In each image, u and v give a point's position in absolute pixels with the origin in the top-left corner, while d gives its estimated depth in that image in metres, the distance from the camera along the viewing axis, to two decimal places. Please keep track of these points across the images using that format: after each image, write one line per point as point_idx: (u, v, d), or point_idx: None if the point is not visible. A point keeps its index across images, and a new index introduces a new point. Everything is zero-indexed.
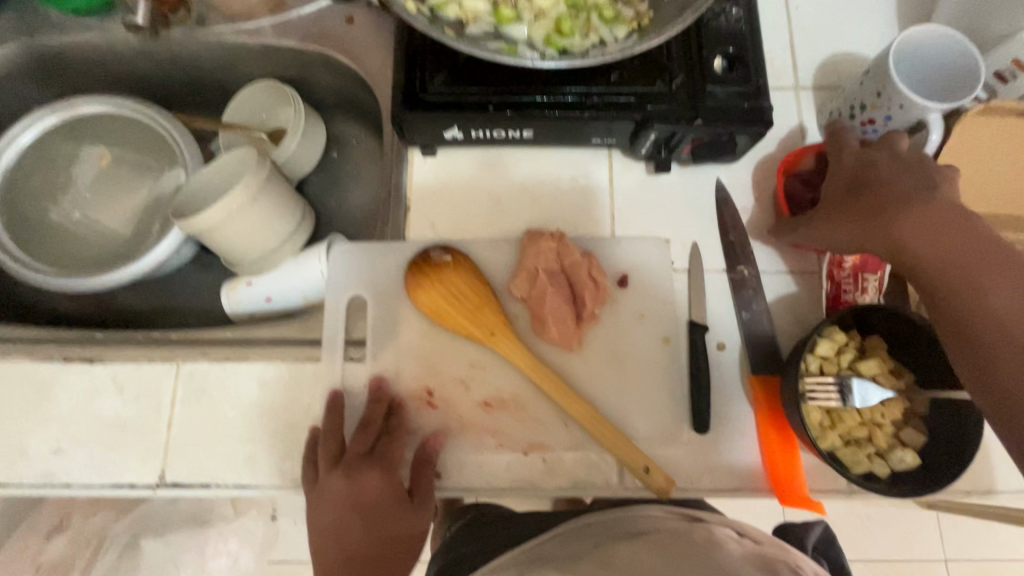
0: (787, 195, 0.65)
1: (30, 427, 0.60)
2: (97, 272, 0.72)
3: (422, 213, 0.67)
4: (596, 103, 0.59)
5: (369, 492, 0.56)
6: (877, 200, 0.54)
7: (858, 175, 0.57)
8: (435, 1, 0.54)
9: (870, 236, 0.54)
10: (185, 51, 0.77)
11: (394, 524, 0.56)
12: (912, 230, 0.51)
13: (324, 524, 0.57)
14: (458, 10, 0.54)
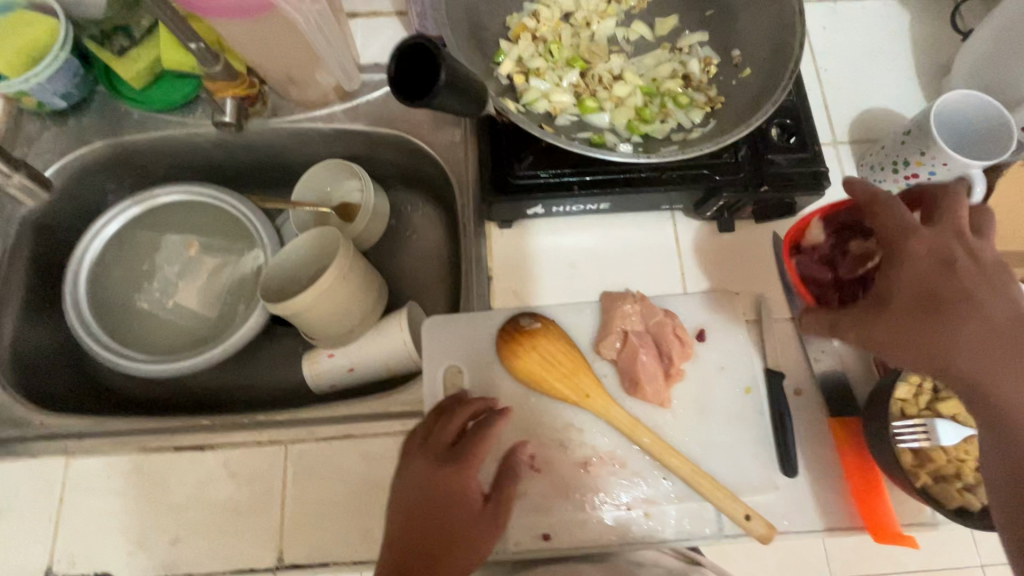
0: (806, 279, 0.64)
1: (149, 518, 0.62)
2: (186, 356, 0.74)
3: (505, 282, 0.71)
4: (670, 177, 0.65)
5: (450, 491, 0.56)
6: (953, 319, 0.48)
7: (933, 282, 0.49)
8: (527, 98, 0.59)
9: (933, 356, 0.48)
10: (259, 139, 0.81)
11: (464, 525, 0.55)
12: (982, 354, 0.47)
13: (400, 502, 0.56)
14: (547, 105, 0.59)
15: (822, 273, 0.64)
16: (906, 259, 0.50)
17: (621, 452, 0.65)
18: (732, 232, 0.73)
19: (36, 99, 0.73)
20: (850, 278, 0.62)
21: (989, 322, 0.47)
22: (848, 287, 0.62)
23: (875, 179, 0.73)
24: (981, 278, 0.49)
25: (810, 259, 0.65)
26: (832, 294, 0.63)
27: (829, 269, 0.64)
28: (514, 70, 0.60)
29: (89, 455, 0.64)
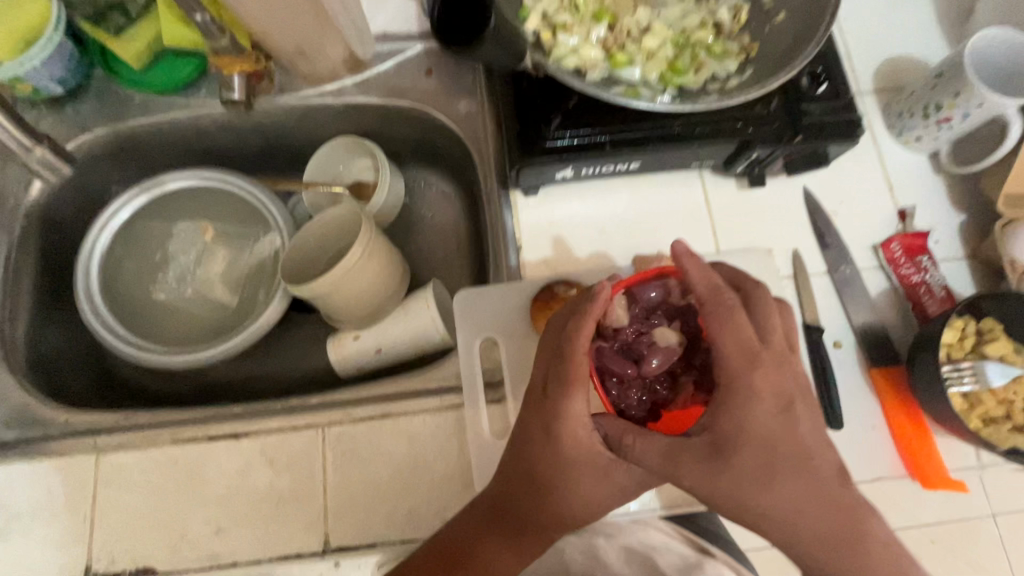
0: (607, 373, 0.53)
1: (189, 510, 0.60)
2: (209, 346, 0.72)
3: (534, 251, 0.70)
4: (703, 131, 0.63)
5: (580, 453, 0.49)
6: (757, 461, 0.46)
7: (733, 425, 0.46)
8: (556, 54, 0.57)
9: (714, 491, 0.46)
10: (268, 118, 0.78)
11: (593, 485, 0.50)
12: (800, 501, 0.46)
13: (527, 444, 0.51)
14: (577, 60, 0.57)
15: (625, 368, 0.52)
16: (750, 397, 0.46)
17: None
18: (763, 187, 0.72)
19: (32, 86, 0.69)
20: (653, 375, 0.52)
21: (817, 471, 0.46)
22: (644, 383, 0.53)
23: (904, 128, 0.72)
24: (779, 420, 0.46)
25: (611, 347, 0.53)
26: (631, 395, 0.53)
27: (630, 362, 0.53)
28: (540, 26, 0.58)
29: (120, 450, 0.62)
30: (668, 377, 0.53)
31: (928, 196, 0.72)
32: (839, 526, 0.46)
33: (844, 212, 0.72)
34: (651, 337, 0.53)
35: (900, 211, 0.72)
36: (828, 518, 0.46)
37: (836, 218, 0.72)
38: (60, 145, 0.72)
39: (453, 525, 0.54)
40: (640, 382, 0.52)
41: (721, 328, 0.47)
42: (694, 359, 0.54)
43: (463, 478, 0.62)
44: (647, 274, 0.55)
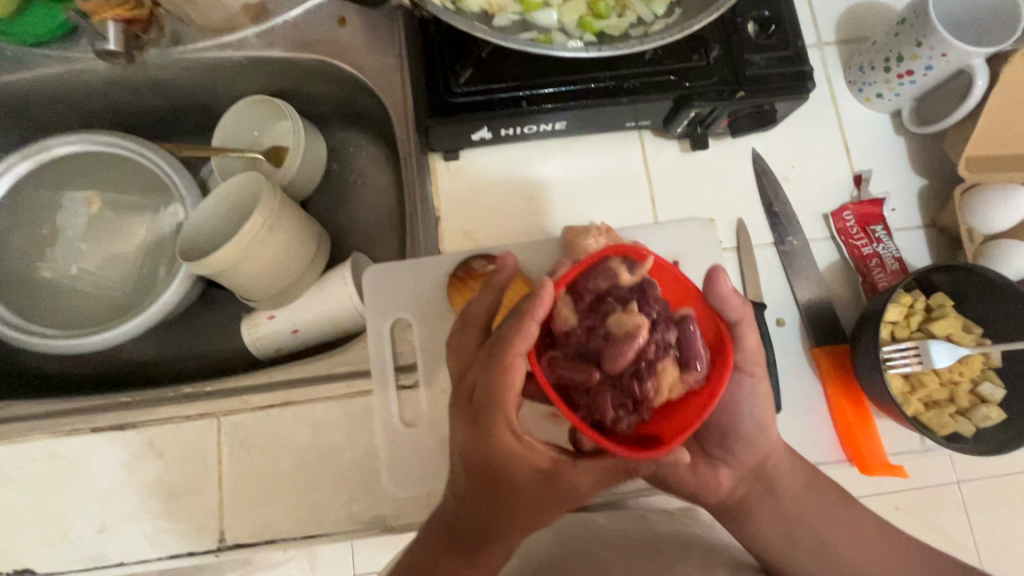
0: (563, 384, 0.42)
1: (69, 507, 0.56)
2: (106, 327, 0.66)
3: (454, 223, 0.63)
4: (633, 86, 0.56)
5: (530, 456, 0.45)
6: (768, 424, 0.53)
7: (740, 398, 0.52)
8: None
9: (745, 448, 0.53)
10: (162, 74, 0.69)
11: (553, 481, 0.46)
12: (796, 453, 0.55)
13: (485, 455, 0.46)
14: (482, 1, 0.50)
15: (583, 375, 0.42)
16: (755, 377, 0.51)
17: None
18: (707, 149, 0.65)
19: None
20: (626, 376, 0.41)
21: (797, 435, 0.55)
22: (617, 387, 0.42)
23: (864, 83, 0.65)
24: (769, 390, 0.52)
25: (563, 356, 0.44)
26: (605, 406, 0.41)
27: (590, 367, 0.42)
28: None
29: None
30: (645, 371, 0.41)
31: (887, 159, 0.66)
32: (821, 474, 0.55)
33: (796, 177, 0.66)
34: (605, 330, 0.43)
35: (855, 176, 0.66)
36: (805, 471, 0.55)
37: (786, 185, 0.66)
38: None
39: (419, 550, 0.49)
40: (610, 385, 0.42)
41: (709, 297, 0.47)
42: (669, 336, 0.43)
43: (370, 469, 0.58)
44: (589, 262, 0.46)
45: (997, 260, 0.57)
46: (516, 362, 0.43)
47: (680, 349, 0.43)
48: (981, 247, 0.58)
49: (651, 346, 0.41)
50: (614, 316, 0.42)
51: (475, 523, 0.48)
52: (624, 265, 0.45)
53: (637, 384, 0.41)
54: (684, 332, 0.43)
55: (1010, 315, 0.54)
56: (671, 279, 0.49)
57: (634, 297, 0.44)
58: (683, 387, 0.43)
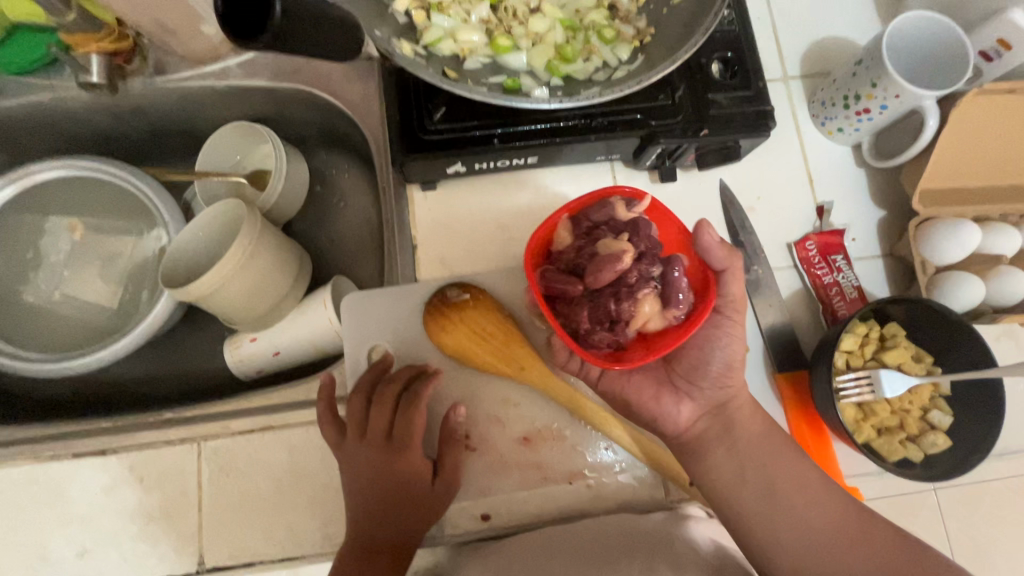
0: (550, 292, 0.50)
1: (49, 531, 0.57)
2: (89, 351, 0.67)
3: (431, 251, 0.65)
4: (602, 124, 0.58)
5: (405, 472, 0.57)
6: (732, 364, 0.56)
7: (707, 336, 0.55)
8: (428, 39, 0.51)
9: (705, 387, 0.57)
10: (146, 101, 0.71)
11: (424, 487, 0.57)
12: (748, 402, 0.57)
13: (373, 477, 0.57)
14: (453, 45, 0.52)
15: (568, 286, 0.49)
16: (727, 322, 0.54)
17: (559, 422, 0.61)
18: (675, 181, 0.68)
19: None
20: (604, 294, 0.48)
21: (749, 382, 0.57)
22: (596, 301, 0.48)
23: (826, 117, 0.68)
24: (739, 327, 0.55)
25: (557, 269, 0.51)
26: (580, 317, 0.48)
27: (579, 280, 0.49)
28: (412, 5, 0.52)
29: None
30: (624, 294, 0.47)
31: (848, 190, 0.69)
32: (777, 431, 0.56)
33: (761, 208, 0.68)
34: (594, 250, 0.49)
35: (818, 207, 0.68)
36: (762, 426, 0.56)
37: (752, 215, 0.68)
38: None
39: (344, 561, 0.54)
40: (590, 301, 0.48)
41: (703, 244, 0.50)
42: (651, 269, 0.48)
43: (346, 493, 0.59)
44: (595, 197, 0.53)
45: (951, 290, 0.59)
46: (420, 409, 0.57)
47: (663, 285, 0.48)
48: (934, 277, 0.61)
49: (634, 274, 0.47)
50: (603, 241, 0.49)
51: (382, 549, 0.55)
52: (623, 202, 0.52)
53: (614, 304, 0.47)
54: (669, 271, 0.49)
55: (958, 346, 0.57)
56: (668, 223, 0.55)
57: (627, 230, 0.50)
58: (656, 317, 0.48)
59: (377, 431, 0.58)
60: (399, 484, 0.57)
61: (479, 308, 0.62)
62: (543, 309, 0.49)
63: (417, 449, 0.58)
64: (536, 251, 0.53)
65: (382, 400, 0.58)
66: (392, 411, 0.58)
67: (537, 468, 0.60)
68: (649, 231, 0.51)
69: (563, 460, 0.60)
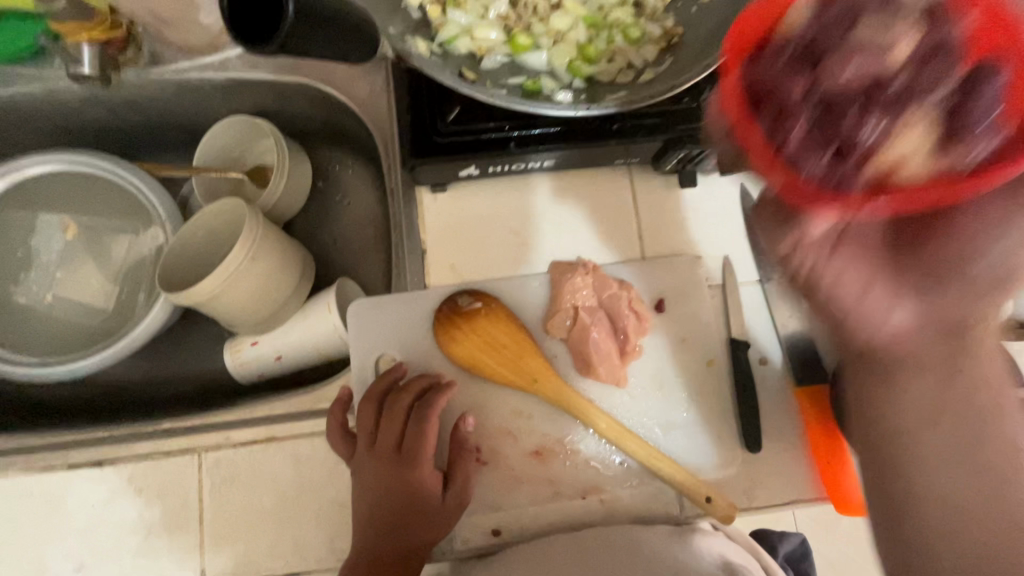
0: (743, 90, 0.32)
1: (46, 544, 0.55)
2: (82, 354, 0.64)
3: (441, 256, 0.63)
4: (624, 128, 0.55)
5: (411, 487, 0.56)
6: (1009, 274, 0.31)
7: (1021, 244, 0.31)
8: (444, 36, 0.48)
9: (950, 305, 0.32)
10: (141, 93, 0.67)
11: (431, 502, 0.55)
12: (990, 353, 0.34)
13: (379, 489, 0.56)
14: (470, 44, 0.49)
15: (779, 79, 0.32)
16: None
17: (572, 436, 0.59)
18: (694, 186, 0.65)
19: None
20: (837, 96, 0.31)
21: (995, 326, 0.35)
22: (822, 108, 0.31)
23: None
24: None
25: (771, 57, 0.33)
26: (789, 128, 0.30)
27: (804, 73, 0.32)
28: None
29: None
30: (870, 104, 0.30)
31: None
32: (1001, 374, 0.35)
33: None
34: (838, 30, 0.32)
35: None
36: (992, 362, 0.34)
37: None
38: None
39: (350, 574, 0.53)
40: (816, 104, 0.31)
41: None
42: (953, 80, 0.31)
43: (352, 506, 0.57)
44: None
45: None
46: (431, 424, 0.55)
47: (958, 103, 0.30)
48: None
49: (904, 78, 0.31)
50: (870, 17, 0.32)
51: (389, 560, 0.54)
52: None
53: (851, 113, 0.30)
54: (987, 79, 0.30)
55: None
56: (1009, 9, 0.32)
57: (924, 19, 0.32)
58: (919, 157, 0.30)
59: (387, 444, 0.56)
60: (405, 497, 0.56)
61: (491, 317, 0.59)
62: (738, 115, 0.31)
63: (427, 462, 0.56)
64: (741, 39, 0.34)
65: (389, 412, 0.56)
66: (402, 423, 0.56)
67: (549, 483, 0.59)
68: (960, 23, 0.32)
69: (576, 475, 0.59)
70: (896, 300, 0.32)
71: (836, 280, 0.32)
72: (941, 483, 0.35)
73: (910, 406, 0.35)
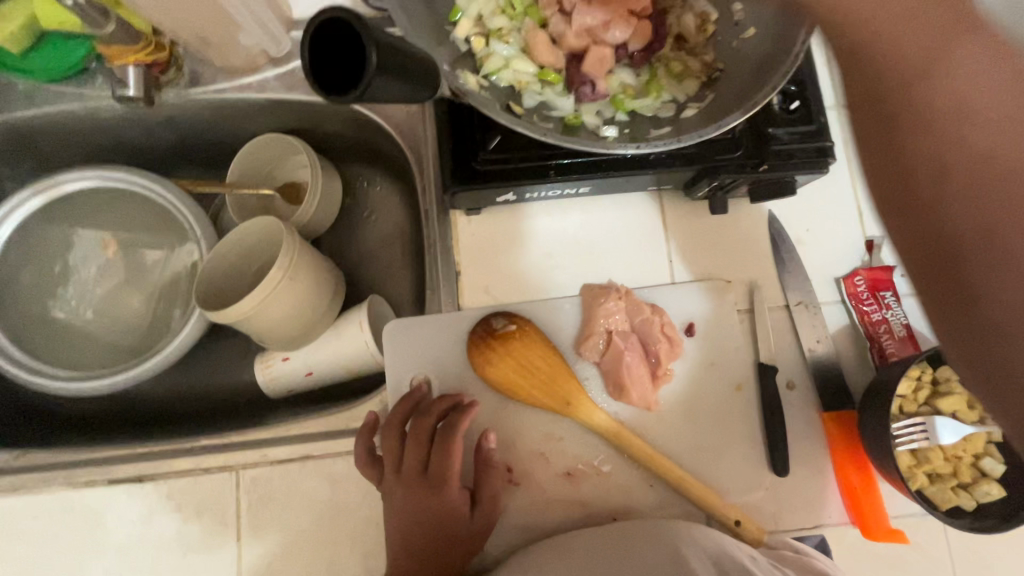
0: None
1: (86, 560, 0.56)
2: (117, 370, 0.65)
3: (474, 278, 0.64)
4: (660, 157, 0.56)
5: (438, 507, 0.57)
6: None
7: None
8: (490, 69, 0.50)
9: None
10: (179, 112, 0.68)
11: (457, 519, 0.56)
12: None
13: (407, 509, 0.56)
14: (514, 76, 0.50)
15: None
16: None
17: (603, 458, 0.60)
18: (724, 212, 0.65)
19: None
20: None
21: None
22: None
23: None
24: None
25: None
26: None
27: None
28: (473, 32, 0.50)
29: (7, 493, 0.57)
30: None
31: None
32: None
33: (811, 241, 0.67)
34: None
35: (868, 241, 0.67)
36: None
37: (800, 248, 0.67)
38: None
39: None
40: None
41: None
42: None
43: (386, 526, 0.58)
44: None
45: None
46: (455, 445, 0.56)
47: None
48: None
49: None
50: None
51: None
52: None
53: None
54: None
55: None
56: None
57: None
58: None
59: (412, 467, 0.58)
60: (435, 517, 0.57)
61: (524, 340, 0.60)
62: None
63: (455, 480, 0.57)
64: None
65: (412, 432, 0.58)
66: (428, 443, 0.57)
67: (579, 504, 0.59)
68: None
69: (608, 497, 0.59)
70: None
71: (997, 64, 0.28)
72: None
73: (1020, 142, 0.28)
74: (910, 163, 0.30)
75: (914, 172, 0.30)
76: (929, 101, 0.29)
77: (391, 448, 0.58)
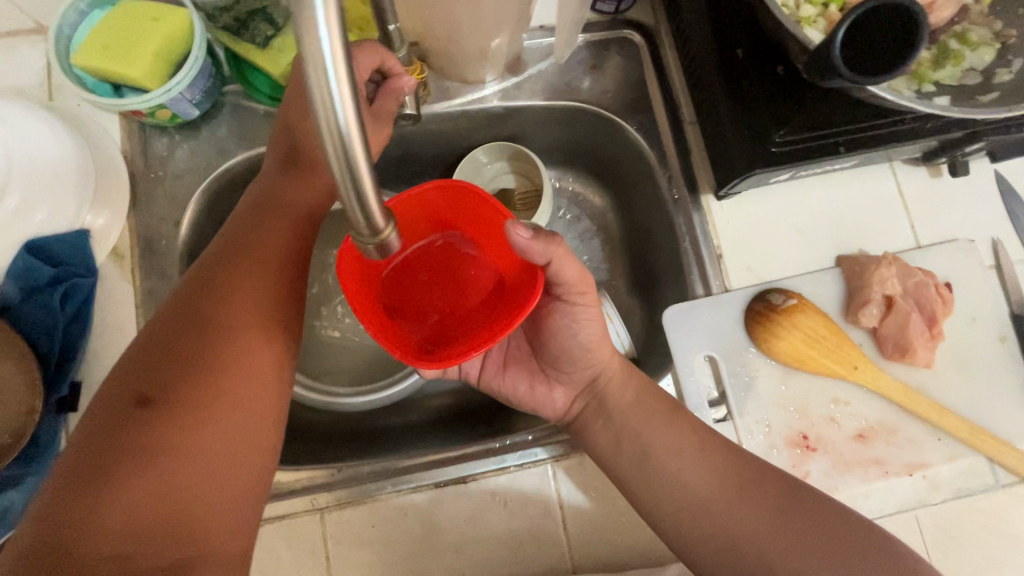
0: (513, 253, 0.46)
1: (430, 558, 0.59)
2: (381, 389, 0.68)
3: (736, 259, 0.66)
4: (936, 124, 0.58)
5: (238, 309, 0.49)
6: (675, 422, 0.57)
7: (534, 375, 0.64)
8: (800, 16, 0.53)
9: (676, 457, 0.55)
10: (419, 129, 0.71)
11: (247, 296, 0.50)
12: (674, 455, 0.55)
13: (237, 302, 0.49)
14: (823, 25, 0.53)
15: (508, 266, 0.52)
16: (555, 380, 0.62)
17: (279, 213, 0.57)
18: (965, 174, 0.69)
19: (171, 112, 0.62)
20: (497, 371, 0.66)
21: (699, 461, 0.55)
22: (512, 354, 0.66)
23: None
24: (528, 388, 0.64)
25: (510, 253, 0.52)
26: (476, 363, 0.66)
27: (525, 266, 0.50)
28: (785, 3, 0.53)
29: (345, 507, 0.59)
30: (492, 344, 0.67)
31: None
32: (720, 482, 0.54)
33: None
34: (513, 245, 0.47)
35: None
36: (735, 504, 0.53)
37: None
38: (183, 198, 0.65)
39: (159, 329, 0.47)
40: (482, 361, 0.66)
41: (539, 340, 0.61)
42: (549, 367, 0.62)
43: None
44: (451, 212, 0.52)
45: None
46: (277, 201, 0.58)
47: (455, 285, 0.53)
48: None
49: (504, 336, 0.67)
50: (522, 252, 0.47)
51: (72, 462, 0.40)
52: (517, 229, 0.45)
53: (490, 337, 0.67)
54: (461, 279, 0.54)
55: None
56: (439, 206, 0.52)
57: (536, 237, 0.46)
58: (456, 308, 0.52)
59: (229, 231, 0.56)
60: (250, 330, 0.48)
61: (807, 313, 0.64)
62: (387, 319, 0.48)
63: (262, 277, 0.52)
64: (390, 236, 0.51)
65: (278, 191, 0.59)
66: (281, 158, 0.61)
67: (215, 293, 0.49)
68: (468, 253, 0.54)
69: (581, 366, 0.59)
70: (553, 386, 0.62)
71: (616, 406, 0.58)
72: (691, 486, 0.54)
73: (709, 488, 0.54)
74: (658, 459, 0.56)
75: (589, 420, 0.60)
76: (696, 499, 0.54)
77: (294, 250, 0.56)
